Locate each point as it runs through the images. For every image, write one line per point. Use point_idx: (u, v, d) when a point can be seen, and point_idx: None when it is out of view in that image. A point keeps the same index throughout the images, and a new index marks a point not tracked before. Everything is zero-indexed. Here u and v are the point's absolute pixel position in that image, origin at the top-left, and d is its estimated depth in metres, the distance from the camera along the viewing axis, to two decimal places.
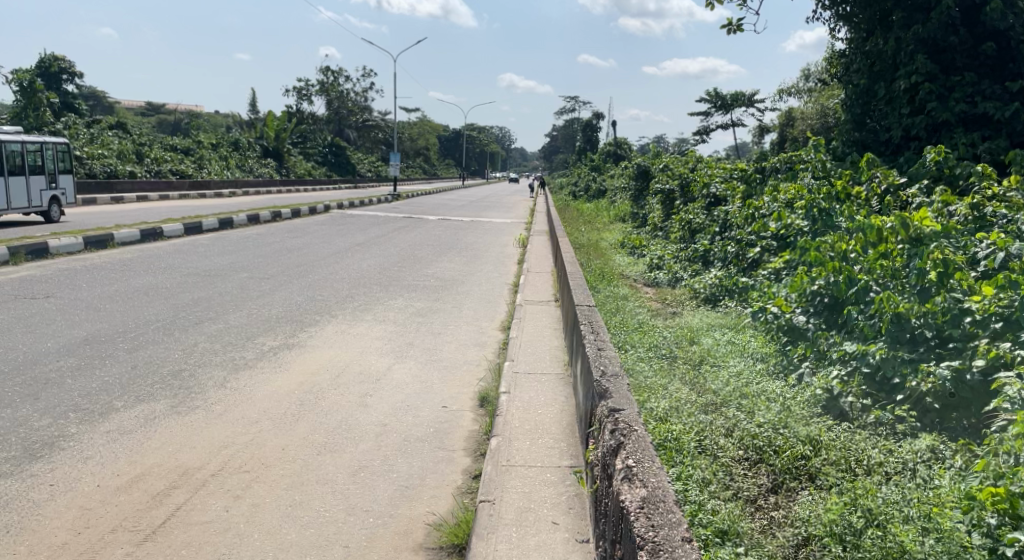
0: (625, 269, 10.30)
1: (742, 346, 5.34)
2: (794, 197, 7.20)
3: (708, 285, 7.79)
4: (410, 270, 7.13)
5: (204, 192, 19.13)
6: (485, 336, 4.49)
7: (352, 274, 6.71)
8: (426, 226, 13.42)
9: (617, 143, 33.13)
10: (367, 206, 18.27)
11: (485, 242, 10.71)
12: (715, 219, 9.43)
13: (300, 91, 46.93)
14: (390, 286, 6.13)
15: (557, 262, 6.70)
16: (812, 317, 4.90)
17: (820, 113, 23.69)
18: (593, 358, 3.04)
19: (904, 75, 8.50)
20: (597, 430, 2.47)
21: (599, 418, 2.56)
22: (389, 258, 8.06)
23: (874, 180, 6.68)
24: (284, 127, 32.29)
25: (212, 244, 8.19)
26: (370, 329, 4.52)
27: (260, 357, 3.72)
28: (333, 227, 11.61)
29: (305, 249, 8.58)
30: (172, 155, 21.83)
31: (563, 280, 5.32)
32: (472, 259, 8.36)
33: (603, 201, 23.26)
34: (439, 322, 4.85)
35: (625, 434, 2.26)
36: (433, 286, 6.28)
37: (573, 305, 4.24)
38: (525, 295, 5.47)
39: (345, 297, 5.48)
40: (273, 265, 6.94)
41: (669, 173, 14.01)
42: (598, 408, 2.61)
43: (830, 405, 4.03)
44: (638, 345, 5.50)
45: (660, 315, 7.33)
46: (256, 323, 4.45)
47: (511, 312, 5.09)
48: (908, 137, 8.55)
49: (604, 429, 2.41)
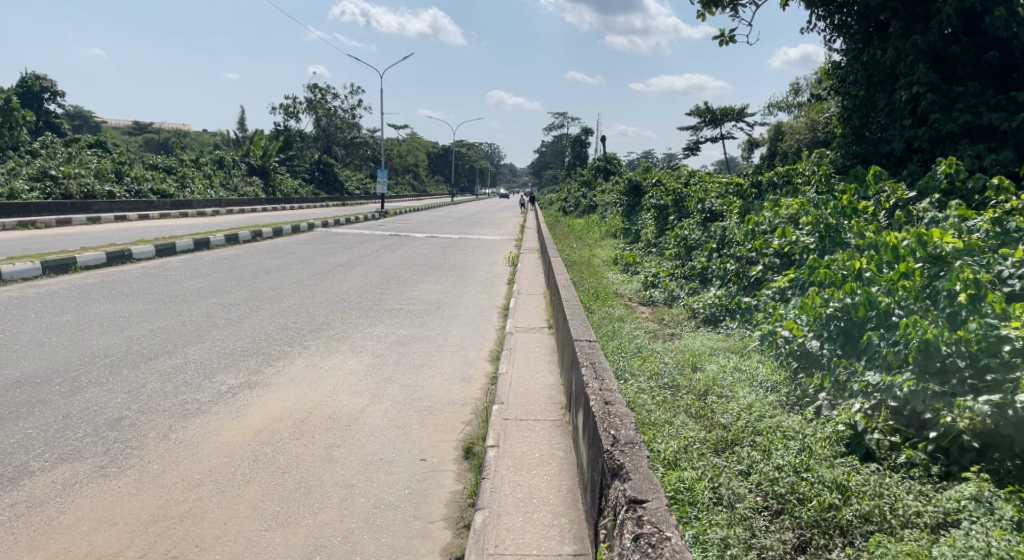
0: (619, 287, 9.93)
1: (749, 374, 4.96)
2: (798, 213, 6.87)
3: (708, 305, 7.43)
4: (393, 292, 6.71)
5: (186, 212, 18.65)
6: (471, 369, 4.07)
7: (331, 297, 6.30)
8: (413, 244, 13.02)
9: (607, 158, 32.90)
10: (353, 224, 17.85)
11: (474, 261, 10.32)
12: (711, 235, 9.10)
13: (288, 109, 46.60)
14: (370, 311, 5.71)
15: (550, 283, 6.31)
16: (826, 343, 4.52)
17: (811, 127, 23.54)
18: (601, 416, 2.61)
19: (905, 86, 8.24)
20: (613, 526, 2.06)
21: (615, 504, 2.15)
22: (372, 279, 7.65)
23: (882, 195, 6.35)
24: (271, 145, 31.89)
25: (185, 267, 7.75)
26: (345, 362, 4.11)
27: (215, 398, 3.30)
28: (316, 246, 11.18)
29: (283, 270, 8.15)
30: (154, 173, 21.35)
31: (557, 305, 4.94)
32: (459, 279, 7.96)
33: (593, 217, 22.98)
34: (422, 352, 4.43)
35: (654, 548, 1.84)
36: (417, 310, 5.86)
37: (569, 336, 3.84)
38: (515, 321, 5.06)
39: (321, 324, 5.06)
40: (247, 289, 6.51)
41: (662, 187, 13.69)
42: (613, 491, 2.19)
43: (855, 444, 3.65)
44: (638, 372, 5.12)
45: (658, 337, 6.96)
46: (218, 357, 4.03)
47: (501, 340, 4.69)
48: (910, 149, 8.30)
49: (625, 529, 2.00)
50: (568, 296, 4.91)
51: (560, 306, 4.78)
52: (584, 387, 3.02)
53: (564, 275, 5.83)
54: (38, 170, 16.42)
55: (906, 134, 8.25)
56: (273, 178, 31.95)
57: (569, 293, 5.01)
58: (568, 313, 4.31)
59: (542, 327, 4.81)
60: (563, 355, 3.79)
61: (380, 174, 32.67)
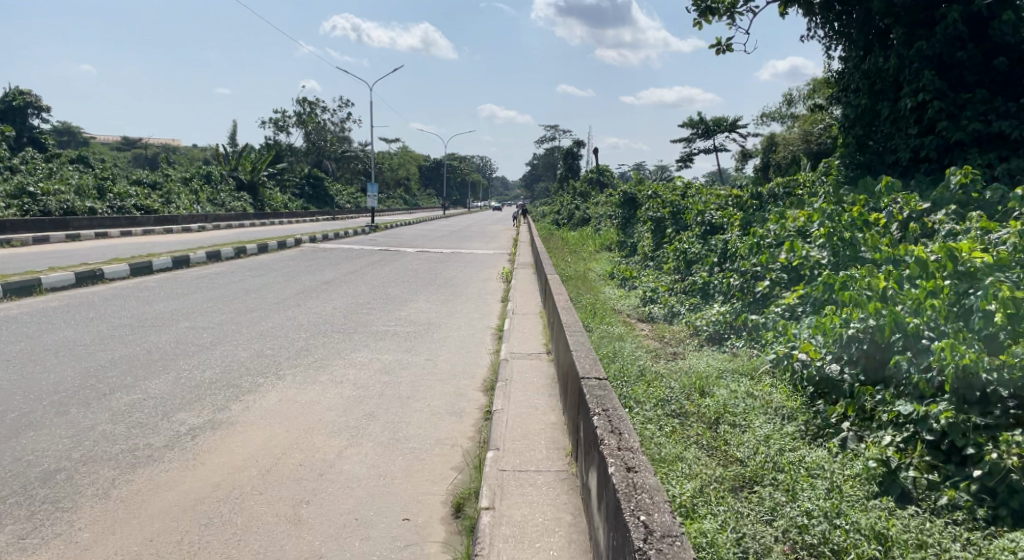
0: (617, 302, 9.59)
1: (763, 400, 4.60)
2: (806, 226, 6.56)
3: (711, 323, 7.09)
4: (379, 313, 6.32)
5: (170, 228, 18.23)
6: (463, 402, 3.68)
7: (313, 319, 5.91)
8: (404, 259, 12.65)
9: (600, 170, 32.64)
10: (342, 238, 17.45)
11: (466, 277, 9.96)
12: (712, 248, 8.77)
13: (277, 124, 46.26)
14: (355, 334, 5.32)
15: (547, 303, 5.94)
16: (847, 367, 4.17)
17: (806, 138, 23.35)
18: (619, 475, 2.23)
19: (910, 93, 7.97)
20: None
21: None
22: (359, 298, 7.27)
23: (895, 206, 6.04)
24: (259, 159, 31.48)
25: (160, 287, 7.35)
26: (324, 394, 3.72)
27: (171, 443, 2.91)
28: (302, 263, 10.78)
29: (265, 289, 7.76)
30: (139, 189, 20.93)
31: (555, 329, 4.58)
32: (450, 297, 7.58)
33: (587, 229, 22.67)
34: (409, 382, 4.04)
35: None
36: (405, 333, 5.48)
37: (573, 369, 3.47)
38: (510, 346, 4.69)
39: (300, 350, 4.67)
40: (224, 310, 6.12)
41: (658, 200, 13.38)
42: None
43: (888, 483, 3.28)
44: (644, 399, 4.76)
45: (661, 358, 6.60)
46: (181, 390, 3.64)
47: (495, 367, 4.31)
48: (917, 159, 8.02)
49: None
50: (568, 319, 4.55)
51: (559, 330, 4.42)
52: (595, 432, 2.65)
53: (562, 294, 5.47)
54: (16, 187, 15.99)
55: (912, 143, 7.97)
56: (262, 193, 31.56)
57: (569, 316, 4.64)
58: (569, 340, 3.94)
59: (540, 353, 4.44)
60: (566, 391, 3.41)
61: (370, 188, 32.35)
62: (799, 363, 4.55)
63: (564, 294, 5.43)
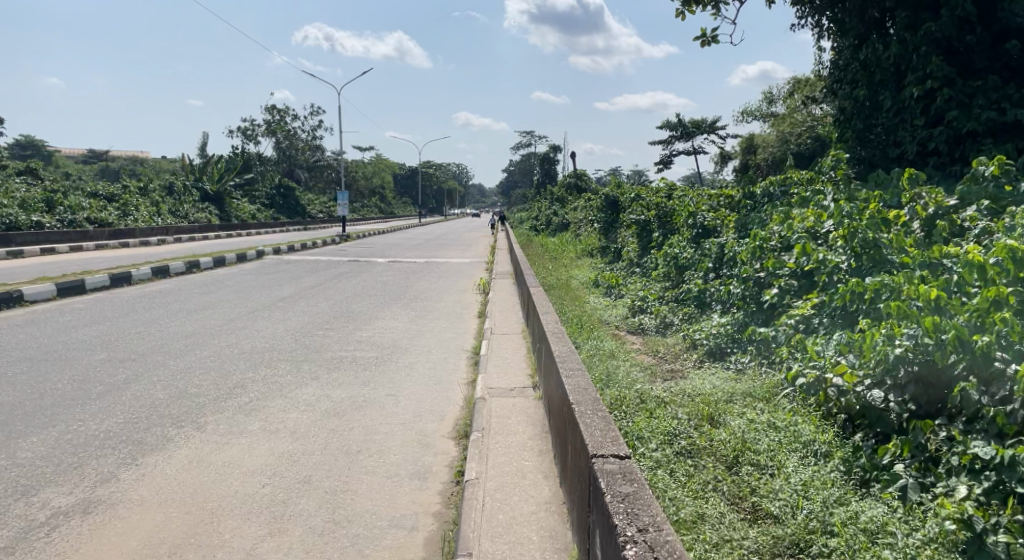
0: (603, 313, 8.86)
1: (790, 435, 3.86)
2: (818, 227, 5.89)
3: (711, 336, 6.40)
4: (337, 335, 5.50)
5: (125, 241, 17.16)
6: (428, 458, 2.90)
7: (257, 345, 5.07)
8: (374, 271, 11.83)
9: (577, 175, 32.00)
10: (309, 249, 16.51)
11: (440, 289, 9.17)
12: (707, 253, 8.10)
13: (246, 133, 44.99)
14: (305, 363, 4.50)
15: (531, 321, 5.18)
16: (893, 395, 3.47)
17: (785, 138, 22.91)
18: None
19: (915, 81, 7.44)
20: None
21: None
22: (317, 316, 6.44)
23: (919, 201, 5.41)
24: (225, 169, 30.34)
25: (88, 309, 6.45)
26: (250, 452, 2.90)
27: (13, 545, 2.08)
28: (260, 277, 9.88)
29: (211, 308, 6.89)
30: (93, 202, 19.76)
31: (543, 359, 3.79)
32: (421, 314, 6.79)
33: (567, 235, 22.01)
34: (362, 428, 3.24)
35: None
36: (364, 360, 4.67)
37: (574, 422, 2.67)
38: (488, 378, 3.91)
39: (232, 388, 3.84)
40: (155, 336, 5.27)
41: (642, 202, 12.70)
42: None
43: (974, 549, 2.52)
44: (648, 434, 4.00)
45: (658, 378, 5.89)
46: (60, 453, 2.81)
47: (471, 406, 3.53)
48: (925, 152, 7.50)
49: None
50: (559, 346, 3.78)
51: (550, 361, 3.64)
52: (615, 535, 1.88)
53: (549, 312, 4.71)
54: None
55: (918, 137, 7.44)
56: (229, 204, 30.38)
57: (558, 342, 3.87)
58: (563, 377, 3.17)
59: (526, 389, 3.66)
60: (564, 452, 2.62)
61: (340, 196, 31.33)
62: (833, 391, 3.84)
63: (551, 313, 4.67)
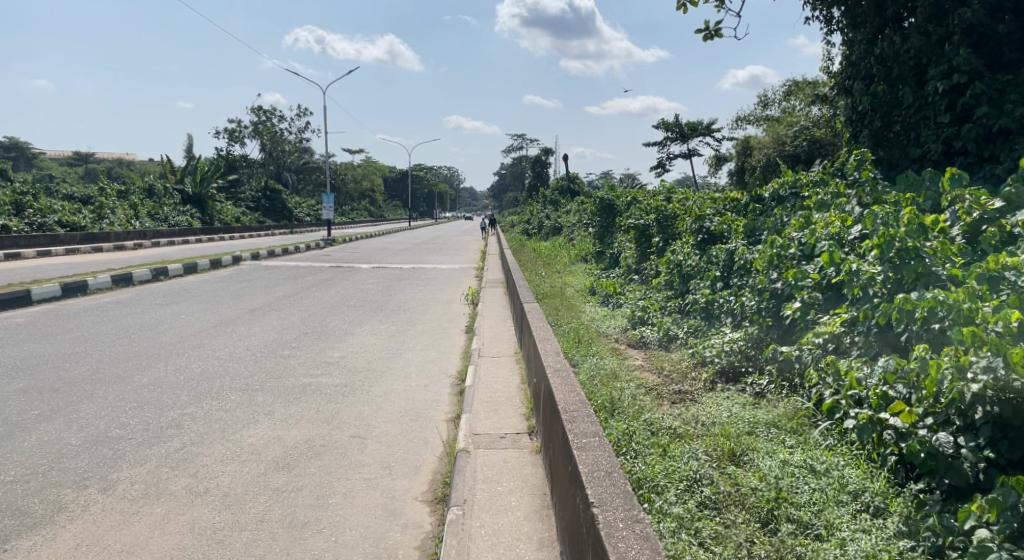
0: (600, 325, 8.23)
1: (835, 483, 3.24)
2: (845, 234, 5.27)
3: (722, 354, 5.81)
4: (304, 356, 4.84)
5: (98, 246, 16.43)
6: (394, 535, 2.27)
7: (209, 368, 4.40)
8: (356, 278, 11.17)
9: (570, 177, 31.48)
10: (291, 254, 15.77)
11: (425, 298, 8.53)
12: (713, 260, 7.50)
13: (231, 134, 44.19)
14: (260, 392, 3.84)
15: (526, 344, 4.54)
16: (963, 438, 2.90)
17: (783, 137, 22.36)
18: None
19: (938, 75, 6.99)
20: None
21: None
22: (284, 332, 5.77)
23: (959, 204, 4.81)
24: (207, 171, 29.57)
25: (26, 324, 5.75)
26: (162, 528, 2.25)
27: None
28: (232, 285, 9.18)
29: (168, 322, 6.20)
30: (66, 204, 19.03)
31: (543, 403, 3.14)
32: (402, 329, 6.14)
33: (559, 239, 21.46)
34: (313, 488, 2.59)
35: None
36: (332, 388, 4.02)
37: (599, 542, 1.94)
38: (474, 419, 3.27)
39: (164, 428, 3.18)
40: (93, 357, 4.58)
41: (640, 206, 12.09)
42: None
43: None
44: (664, 482, 3.33)
45: (666, 402, 5.28)
46: None
47: (451, 458, 2.88)
48: (950, 151, 7.01)
49: None
50: (561, 386, 3.15)
51: (552, 409, 2.99)
52: None
53: (548, 337, 4.09)
54: None
55: (942, 135, 6.95)
56: (212, 206, 29.54)
57: (558, 380, 3.24)
58: (572, 440, 2.53)
59: (522, 438, 3.03)
60: None
61: (326, 199, 30.63)
62: (889, 434, 3.23)
63: (551, 337, 4.05)
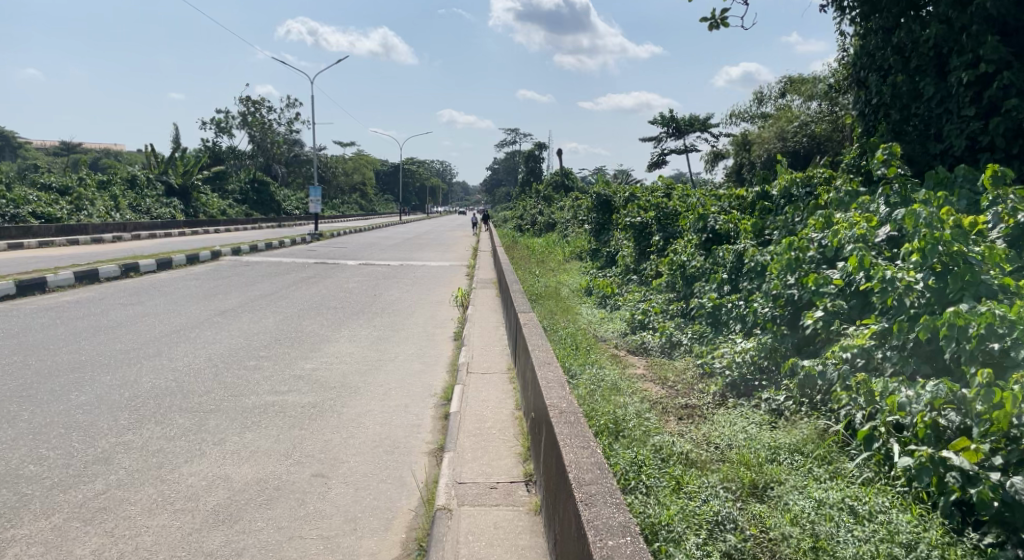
0: (597, 328, 7.73)
1: (883, 531, 2.75)
2: (872, 237, 4.80)
3: (733, 365, 5.35)
4: (272, 368, 4.32)
5: (74, 238, 15.86)
6: None
7: (160, 382, 3.88)
8: (341, 275, 10.64)
9: (564, 173, 30.97)
10: (274, 249, 15.20)
11: (412, 299, 8.01)
12: (720, 262, 7.02)
13: (219, 125, 43.40)
14: (213, 415, 3.33)
15: (521, 360, 4.04)
16: None
17: (782, 134, 21.94)
18: None
19: (961, 66, 6.56)
20: None
21: None
22: (253, 338, 5.25)
23: (1003, 205, 4.34)
24: (192, 162, 28.88)
25: None
26: None
27: None
28: (206, 283, 8.63)
29: (127, 324, 5.67)
30: (42, 195, 18.42)
31: (543, 448, 2.65)
32: (384, 335, 5.63)
33: (554, 235, 20.96)
34: (257, 552, 2.10)
35: None
36: (298, 410, 3.51)
37: None
38: (458, 462, 2.77)
39: (89, 464, 2.67)
40: (30, 368, 4.06)
41: (638, 203, 11.58)
42: None
43: None
44: (684, 528, 2.82)
45: (673, 419, 4.82)
46: None
47: (427, 513, 2.40)
48: (974, 147, 6.58)
49: None
50: (565, 429, 2.66)
51: (554, 458, 2.51)
52: None
53: (549, 359, 3.59)
54: None
55: (966, 130, 6.53)
56: (197, 198, 28.86)
57: (561, 418, 2.75)
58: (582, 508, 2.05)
59: (517, 489, 2.54)
60: None
61: (314, 192, 30.03)
62: (952, 477, 2.77)
63: (552, 359, 3.56)
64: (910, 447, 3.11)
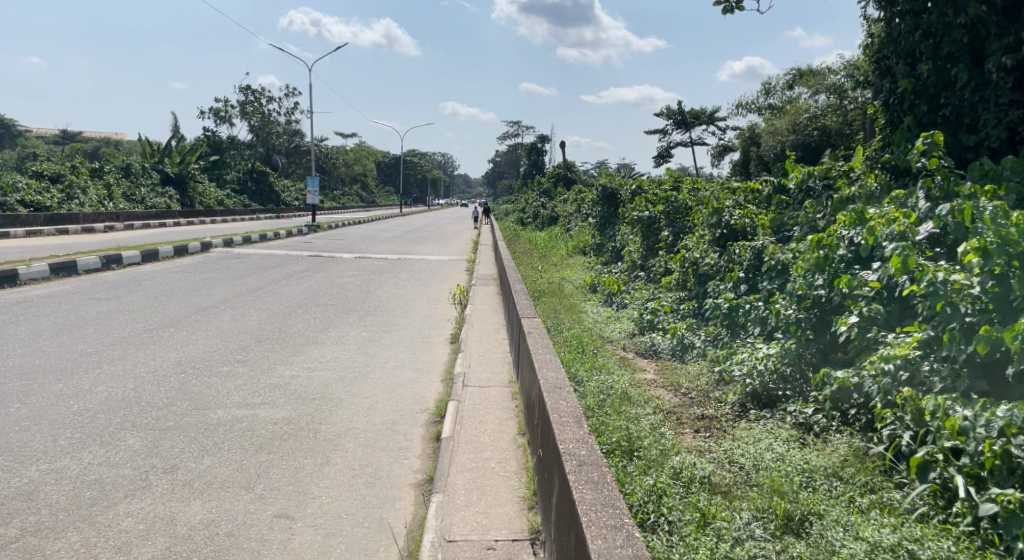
0: (603, 328, 7.30)
1: None
2: (913, 235, 4.36)
3: (754, 373, 4.90)
4: (246, 376, 3.89)
5: (62, 227, 15.42)
6: None
7: (116, 392, 3.44)
8: (334, 269, 10.19)
9: (567, 166, 30.45)
10: (267, 241, 14.73)
11: (407, 296, 7.57)
12: (736, 259, 6.55)
13: (218, 114, 42.84)
14: (170, 433, 2.92)
15: (524, 373, 3.62)
16: None
17: (794, 126, 21.35)
18: None
19: (1000, 51, 6.19)
20: None
21: None
22: (231, 339, 4.81)
23: None
24: (188, 151, 28.38)
25: None
26: None
27: None
28: (191, 276, 8.18)
29: (95, 322, 5.23)
30: (30, 182, 17.95)
31: (558, 508, 2.20)
32: (374, 336, 5.19)
33: (555, 229, 20.49)
34: None
35: None
36: (269, 427, 3.10)
37: None
38: (452, 515, 2.36)
39: (9, 507, 2.28)
40: None
41: (645, 196, 11.13)
42: None
43: None
44: None
45: (689, 433, 4.39)
46: None
47: None
48: (1013, 138, 6.21)
49: None
50: (587, 494, 2.16)
51: (566, 521, 2.10)
52: None
53: (555, 378, 3.16)
54: None
55: (1005, 119, 6.15)
56: (193, 189, 28.45)
57: (580, 475, 2.27)
58: None
59: (520, 553, 2.15)
60: None
61: (312, 183, 29.55)
62: None
63: (564, 382, 3.08)
64: (985, 486, 2.72)
